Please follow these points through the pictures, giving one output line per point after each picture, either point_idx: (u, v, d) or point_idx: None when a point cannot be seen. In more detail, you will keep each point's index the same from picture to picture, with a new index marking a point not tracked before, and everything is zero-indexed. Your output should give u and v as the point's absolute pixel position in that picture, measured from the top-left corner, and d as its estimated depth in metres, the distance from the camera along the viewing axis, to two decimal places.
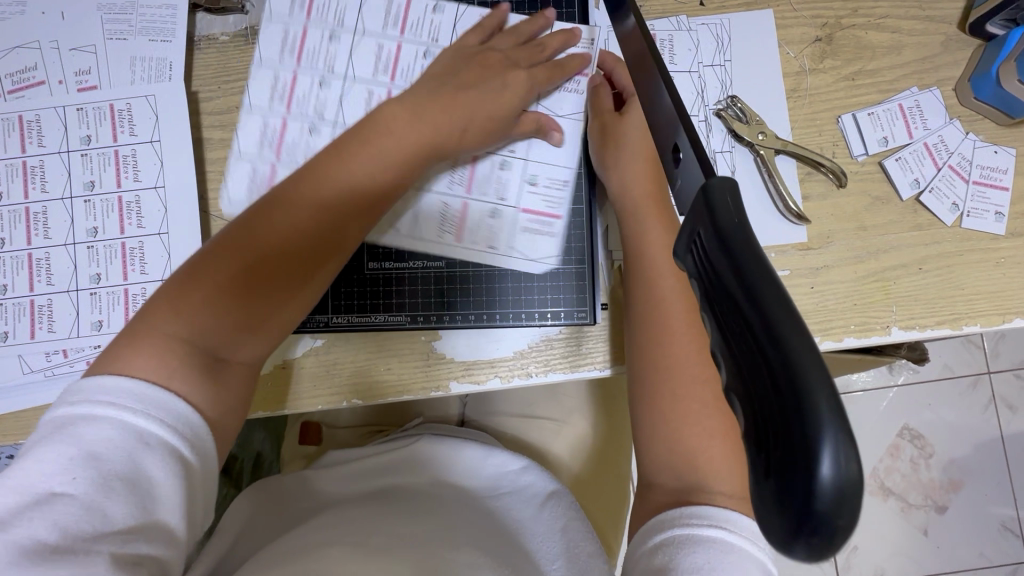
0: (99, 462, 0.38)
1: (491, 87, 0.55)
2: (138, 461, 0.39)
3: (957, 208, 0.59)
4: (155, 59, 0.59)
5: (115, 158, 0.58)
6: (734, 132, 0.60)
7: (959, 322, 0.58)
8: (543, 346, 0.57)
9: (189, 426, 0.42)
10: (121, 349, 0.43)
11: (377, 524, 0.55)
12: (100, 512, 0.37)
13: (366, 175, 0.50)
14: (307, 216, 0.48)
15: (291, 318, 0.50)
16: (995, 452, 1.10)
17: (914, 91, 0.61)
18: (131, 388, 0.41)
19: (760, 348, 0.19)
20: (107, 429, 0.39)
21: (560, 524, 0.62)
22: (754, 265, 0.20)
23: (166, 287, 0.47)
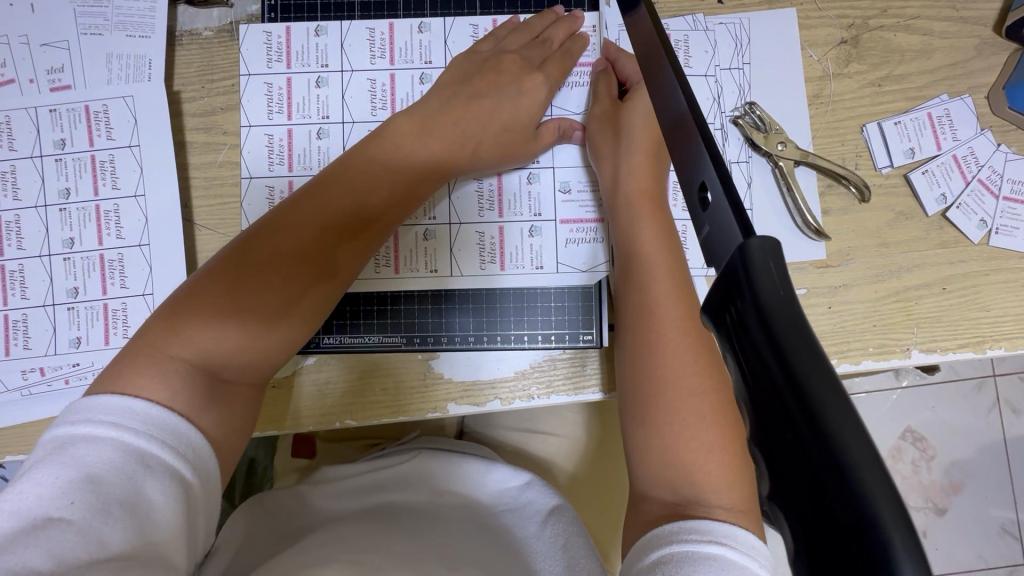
0: (100, 484, 0.35)
1: (507, 100, 0.54)
2: (142, 484, 0.36)
3: (985, 224, 0.56)
4: (133, 56, 0.55)
5: (92, 163, 0.54)
6: (751, 142, 0.56)
7: (983, 345, 0.55)
8: (545, 366, 0.54)
9: (194, 450, 0.39)
10: (125, 368, 0.41)
11: (375, 544, 0.52)
12: (98, 538, 0.34)
13: (375, 195, 0.49)
14: (313, 235, 0.47)
15: (296, 335, 0.47)
16: (997, 456, 1.08)
17: (944, 98, 0.57)
18: (134, 408, 0.38)
19: (816, 464, 0.16)
20: (110, 450, 0.36)
21: (561, 541, 0.58)
22: (804, 357, 0.18)
23: (164, 309, 0.44)
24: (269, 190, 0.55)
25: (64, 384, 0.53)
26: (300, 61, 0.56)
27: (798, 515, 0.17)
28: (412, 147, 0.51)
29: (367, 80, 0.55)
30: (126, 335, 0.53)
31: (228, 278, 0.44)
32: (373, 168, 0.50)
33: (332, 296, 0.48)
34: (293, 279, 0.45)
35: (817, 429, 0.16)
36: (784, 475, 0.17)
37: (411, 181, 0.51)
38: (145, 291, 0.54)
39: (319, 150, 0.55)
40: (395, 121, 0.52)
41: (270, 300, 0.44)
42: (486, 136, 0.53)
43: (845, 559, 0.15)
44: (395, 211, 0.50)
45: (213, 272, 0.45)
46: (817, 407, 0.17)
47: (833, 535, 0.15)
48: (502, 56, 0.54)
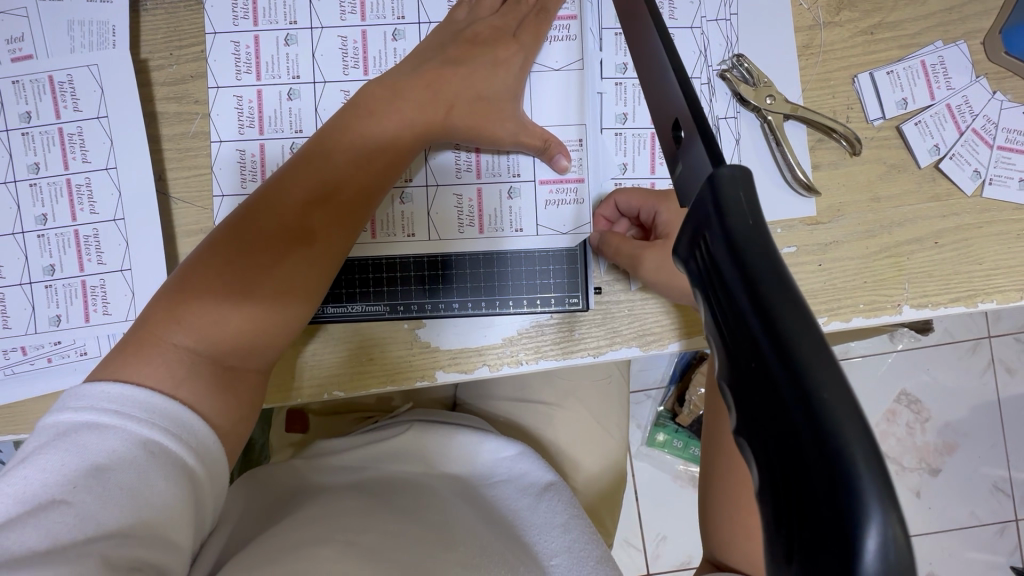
0: (102, 470, 0.35)
1: (481, 70, 0.51)
2: (143, 469, 0.36)
3: (978, 175, 0.55)
4: (96, 23, 0.53)
5: (60, 137, 0.53)
6: (739, 96, 0.54)
7: (975, 299, 0.55)
8: (534, 332, 0.54)
9: (197, 438, 0.39)
10: (126, 356, 0.41)
11: (369, 521, 0.51)
12: (98, 522, 0.34)
13: (352, 163, 0.48)
14: (293, 208, 0.46)
15: (287, 311, 0.45)
16: (990, 415, 1.09)
17: (938, 45, 0.55)
18: (131, 396, 0.38)
19: (781, 391, 0.15)
20: (113, 438, 0.36)
21: (562, 519, 0.58)
22: (773, 283, 0.17)
23: (160, 297, 0.44)
24: (240, 154, 0.53)
25: (46, 363, 0.52)
26: (267, 18, 0.53)
27: (763, 448, 0.16)
28: (389, 111, 0.49)
29: (338, 38, 0.53)
30: (106, 312, 0.53)
31: (218, 260, 0.44)
32: (353, 138, 0.48)
33: (324, 271, 0.47)
34: (280, 257, 0.45)
35: (783, 355, 0.16)
36: (750, 411, 0.17)
37: (394, 148, 0.49)
38: (123, 267, 0.53)
39: (291, 112, 0.53)
40: (368, 88, 0.50)
41: (256, 280, 0.44)
42: (459, 103, 0.51)
43: (808, 484, 0.15)
44: (372, 175, 0.48)
45: (203, 255, 0.45)
46: (783, 332, 0.16)
47: (795, 460, 0.15)
48: (480, 26, 0.53)
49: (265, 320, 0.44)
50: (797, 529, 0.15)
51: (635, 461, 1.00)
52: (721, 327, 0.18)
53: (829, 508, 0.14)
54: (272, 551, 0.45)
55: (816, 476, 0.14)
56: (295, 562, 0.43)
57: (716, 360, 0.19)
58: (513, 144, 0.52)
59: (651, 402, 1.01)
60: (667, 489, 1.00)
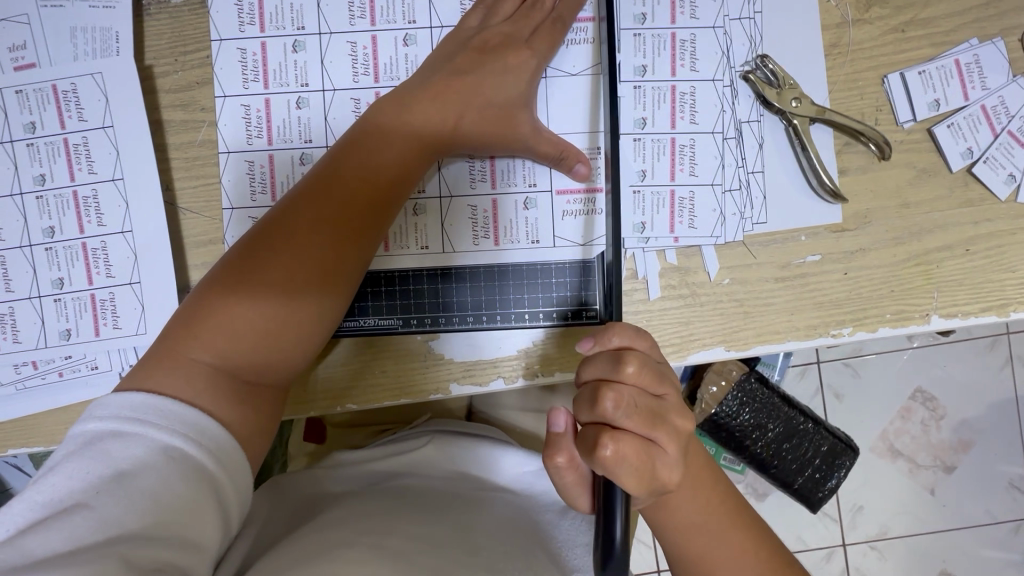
0: (124, 475, 0.36)
1: (488, 78, 0.49)
2: (164, 473, 0.36)
3: (1013, 179, 0.53)
4: (99, 29, 0.51)
5: (65, 147, 0.51)
6: (762, 98, 0.52)
7: (1007, 307, 0.53)
8: (550, 343, 0.53)
9: (217, 443, 0.39)
10: (150, 367, 0.41)
11: (390, 524, 0.51)
12: (121, 524, 0.35)
13: (361, 173, 0.46)
14: (303, 220, 0.45)
15: (298, 324, 0.44)
16: (1008, 413, 1.07)
17: (973, 43, 0.53)
18: (152, 404, 0.39)
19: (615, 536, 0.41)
20: (137, 445, 0.37)
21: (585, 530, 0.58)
22: None
23: (178, 317, 0.44)
24: (248, 164, 0.52)
25: (58, 377, 0.52)
26: (274, 23, 0.51)
27: None
28: (396, 121, 0.47)
29: (347, 43, 0.51)
30: (116, 325, 0.52)
31: (235, 268, 0.44)
32: (367, 140, 0.47)
33: (343, 270, 0.46)
34: (295, 258, 0.44)
35: None
36: None
37: (402, 156, 0.47)
38: (132, 280, 0.52)
39: (299, 121, 0.51)
40: (376, 102, 0.49)
41: (266, 291, 0.43)
42: (470, 111, 0.49)
43: None
44: (380, 185, 0.47)
45: (224, 262, 0.45)
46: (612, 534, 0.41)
47: None
48: (490, 34, 0.50)
49: (283, 323, 0.43)
50: None
51: None
52: None
53: None
54: (296, 556, 0.45)
55: None
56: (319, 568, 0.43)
57: None
58: (528, 150, 0.50)
59: None
60: None
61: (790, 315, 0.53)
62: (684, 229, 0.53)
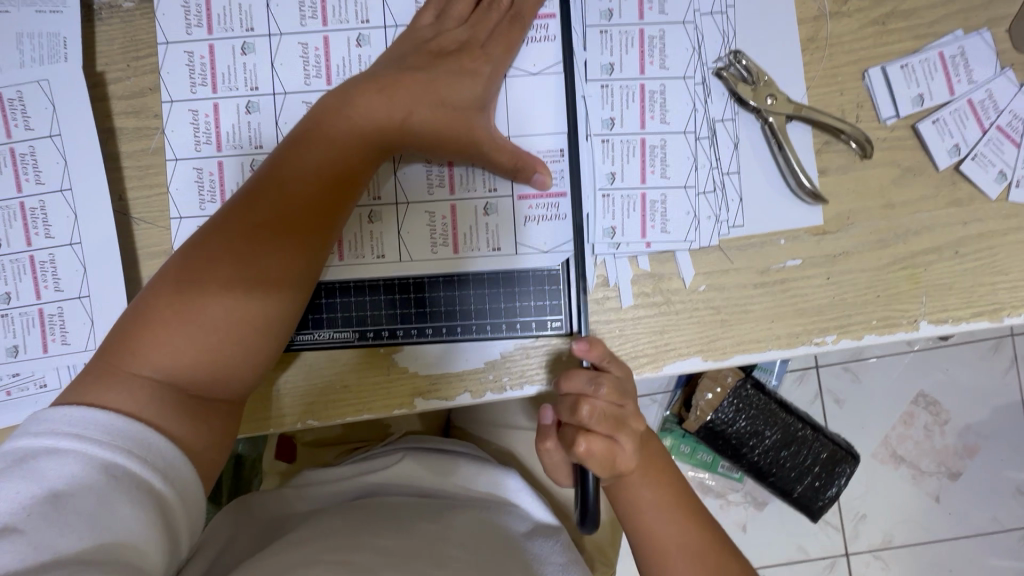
0: (60, 495, 0.33)
1: (443, 77, 0.47)
2: (105, 491, 0.34)
3: (1004, 177, 0.50)
4: (46, 35, 0.50)
5: (11, 157, 0.50)
6: (735, 95, 0.50)
7: (999, 312, 0.50)
8: (517, 357, 0.50)
9: (166, 459, 0.38)
10: (87, 383, 0.39)
11: (358, 541, 0.49)
12: (55, 548, 0.32)
13: (311, 171, 0.44)
14: (251, 223, 0.43)
15: (250, 330, 0.42)
16: (1014, 417, 1.03)
17: (958, 35, 0.50)
18: (91, 419, 0.37)
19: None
20: (73, 463, 0.35)
21: (562, 559, 0.55)
22: None
23: (119, 329, 0.42)
24: (197, 172, 0.50)
25: (6, 395, 0.50)
26: (223, 25, 0.50)
27: None
28: (345, 119, 0.45)
29: (299, 45, 0.49)
30: (64, 341, 0.50)
31: (181, 277, 0.42)
32: (315, 139, 0.45)
33: (298, 270, 0.44)
34: (247, 263, 0.42)
35: None
36: None
37: (354, 153, 0.45)
38: (81, 294, 0.50)
39: (250, 126, 0.50)
40: (325, 98, 0.47)
41: (214, 297, 0.41)
42: (421, 107, 0.47)
43: None
44: (332, 183, 0.45)
45: (169, 270, 0.43)
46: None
47: None
48: (447, 38, 0.48)
49: (236, 330, 0.42)
50: None
51: None
52: None
53: None
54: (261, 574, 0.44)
55: None
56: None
57: None
58: (482, 157, 0.48)
59: (658, 407, 1.00)
60: None
61: (770, 323, 0.50)
62: (656, 233, 0.50)
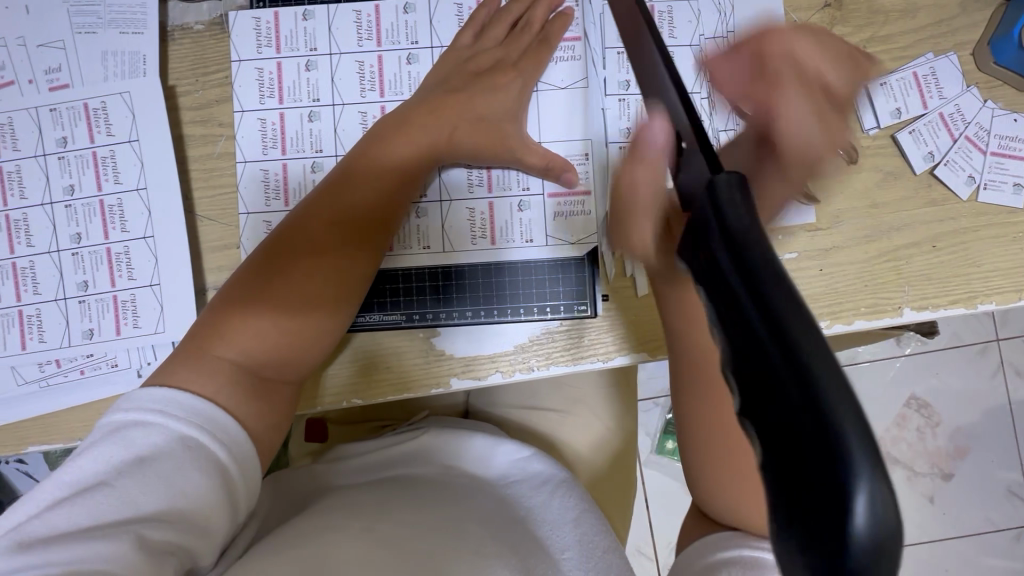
0: (144, 461, 0.38)
1: (481, 94, 0.54)
2: (179, 461, 0.39)
3: (972, 180, 0.57)
4: (128, 53, 0.56)
5: (93, 160, 0.56)
6: (737, 108, 0.57)
7: (974, 300, 0.56)
8: (544, 338, 0.56)
9: (230, 436, 0.42)
10: (174, 368, 0.44)
11: (382, 513, 0.52)
12: (138, 506, 0.37)
13: (372, 186, 0.50)
14: (320, 231, 0.49)
15: (319, 326, 0.48)
16: (1001, 418, 1.09)
17: (929, 57, 0.58)
18: (175, 399, 0.41)
19: (782, 376, 0.17)
20: (156, 434, 0.39)
21: (573, 514, 0.59)
22: (792, 314, 0.17)
23: (201, 323, 0.47)
24: (263, 173, 0.56)
25: (79, 374, 0.55)
26: (289, 45, 0.56)
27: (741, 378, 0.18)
28: (400, 139, 0.52)
29: (355, 63, 0.56)
30: (136, 325, 0.55)
31: (258, 277, 0.47)
32: (373, 156, 0.51)
33: (360, 273, 0.50)
34: (317, 265, 0.48)
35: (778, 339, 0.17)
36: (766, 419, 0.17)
37: (409, 169, 0.52)
38: (152, 282, 0.55)
39: (311, 133, 0.56)
40: (381, 121, 0.53)
41: (288, 296, 0.47)
42: (462, 125, 0.53)
43: (780, 391, 0.17)
44: (390, 197, 0.51)
45: (244, 272, 0.48)
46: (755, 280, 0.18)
47: (771, 381, 0.17)
48: (483, 57, 0.55)
49: (309, 321, 0.47)
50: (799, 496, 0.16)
51: (645, 468, 1.04)
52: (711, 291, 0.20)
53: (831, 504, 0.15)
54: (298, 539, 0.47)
55: (785, 397, 0.16)
56: (314, 551, 0.46)
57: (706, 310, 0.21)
58: (516, 163, 0.54)
59: (659, 410, 1.05)
60: (677, 497, 1.03)
61: None
62: None
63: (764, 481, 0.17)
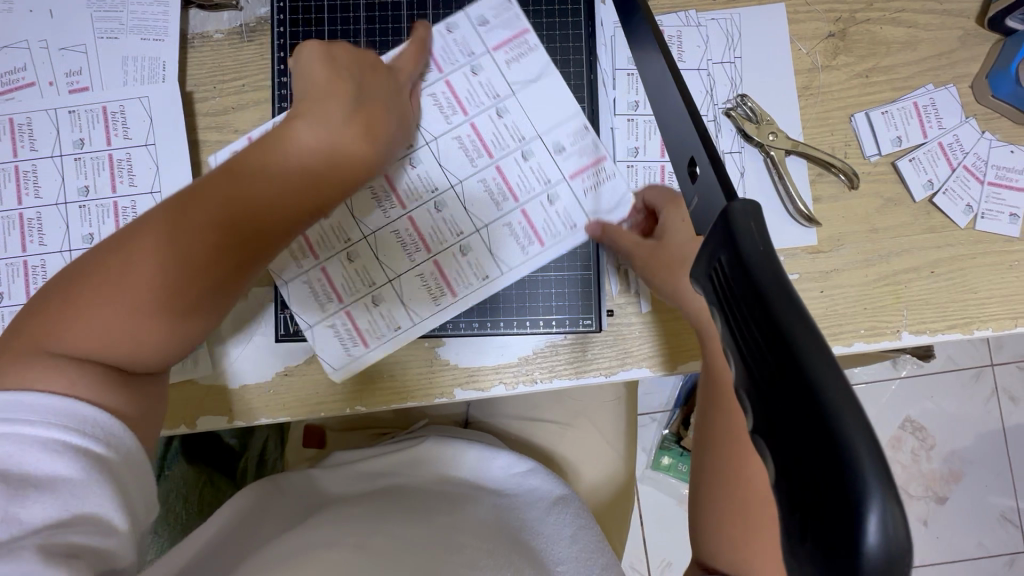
0: (5, 474, 0.34)
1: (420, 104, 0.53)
2: (50, 462, 0.36)
3: (970, 209, 0.58)
4: (148, 58, 0.57)
5: (109, 162, 0.56)
6: (743, 132, 0.58)
7: (970, 325, 0.57)
8: (548, 352, 0.56)
9: (102, 428, 0.39)
10: (18, 357, 0.40)
11: (377, 526, 0.51)
12: (22, 519, 0.33)
13: (270, 184, 0.46)
14: (206, 226, 0.44)
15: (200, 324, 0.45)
16: (996, 443, 1.09)
17: (929, 88, 0.59)
18: (27, 402, 0.37)
19: (796, 398, 0.17)
20: (11, 443, 0.35)
21: (570, 530, 0.58)
22: (801, 331, 0.18)
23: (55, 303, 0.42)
24: None
25: None
26: None
27: (758, 391, 0.19)
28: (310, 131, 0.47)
29: None
30: None
31: (121, 267, 0.42)
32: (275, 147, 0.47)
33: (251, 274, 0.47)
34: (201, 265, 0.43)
35: (784, 345, 0.18)
36: (778, 428, 0.18)
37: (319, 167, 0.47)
38: None
39: None
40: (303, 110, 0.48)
41: (162, 294, 0.42)
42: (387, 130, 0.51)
43: (792, 404, 0.18)
44: (288, 197, 0.46)
45: (111, 251, 0.43)
46: (770, 302, 0.19)
47: (784, 393, 0.18)
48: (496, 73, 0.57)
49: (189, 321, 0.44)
50: (811, 511, 0.17)
51: (640, 484, 1.04)
52: (725, 305, 0.21)
53: (840, 513, 0.16)
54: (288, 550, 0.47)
55: (798, 404, 0.17)
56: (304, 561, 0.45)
57: (718, 327, 0.22)
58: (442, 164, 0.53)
59: (657, 425, 1.06)
60: (672, 513, 1.04)
61: None
62: None
63: (776, 496, 0.18)
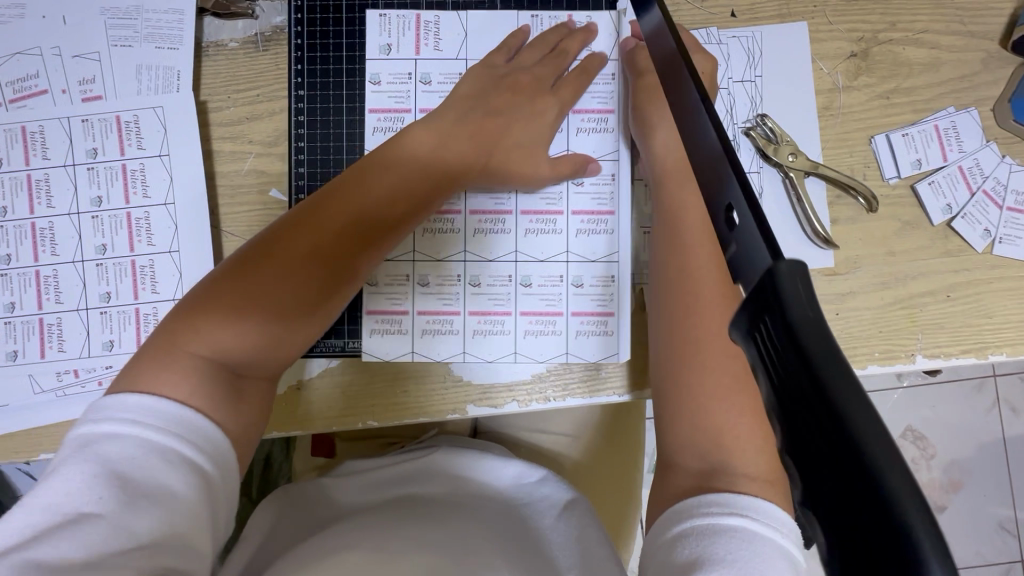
0: (123, 477, 0.35)
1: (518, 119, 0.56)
2: (164, 475, 0.36)
3: (988, 234, 0.58)
4: (163, 67, 0.56)
5: (122, 172, 0.56)
6: (762, 152, 0.58)
7: (985, 350, 0.57)
8: (561, 368, 0.56)
9: (213, 443, 0.39)
10: (143, 368, 0.41)
11: (392, 532, 0.51)
12: (132, 532, 0.35)
13: (383, 200, 0.49)
14: (329, 237, 0.47)
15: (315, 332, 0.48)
16: (996, 454, 1.10)
17: (950, 111, 0.59)
18: (153, 406, 0.39)
19: (854, 479, 0.17)
20: (132, 445, 0.37)
21: (575, 534, 0.58)
22: (855, 408, 0.18)
23: (178, 310, 0.44)
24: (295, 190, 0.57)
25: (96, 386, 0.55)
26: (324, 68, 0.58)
27: (806, 465, 0.19)
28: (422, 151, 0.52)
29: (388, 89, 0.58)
30: None
31: (245, 275, 0.44)
32: (388, 164, 0.50)
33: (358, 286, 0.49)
34: (324, 274, 0.46)
35: (839, 422, 0.18)
36: (830, 506, 0.18)
37: (427, 185, 0.51)
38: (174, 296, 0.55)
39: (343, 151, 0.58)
40: (413, 129, 0.53)
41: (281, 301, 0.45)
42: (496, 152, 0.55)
43: (848, 485, 0.17)
44: (397, 214, 0.50)
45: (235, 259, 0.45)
46: (823, 378, 0.19)
47: (837, 473, 0.18)
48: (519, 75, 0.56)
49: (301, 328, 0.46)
50: None
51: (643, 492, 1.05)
52: (769, 369, 0.21)
53: None
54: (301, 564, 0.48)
55: (855, 484, 0.17)
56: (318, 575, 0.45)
57: (759, 389, 0.22)
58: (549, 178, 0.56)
59: None
60: None
61: None
62: None
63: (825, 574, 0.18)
